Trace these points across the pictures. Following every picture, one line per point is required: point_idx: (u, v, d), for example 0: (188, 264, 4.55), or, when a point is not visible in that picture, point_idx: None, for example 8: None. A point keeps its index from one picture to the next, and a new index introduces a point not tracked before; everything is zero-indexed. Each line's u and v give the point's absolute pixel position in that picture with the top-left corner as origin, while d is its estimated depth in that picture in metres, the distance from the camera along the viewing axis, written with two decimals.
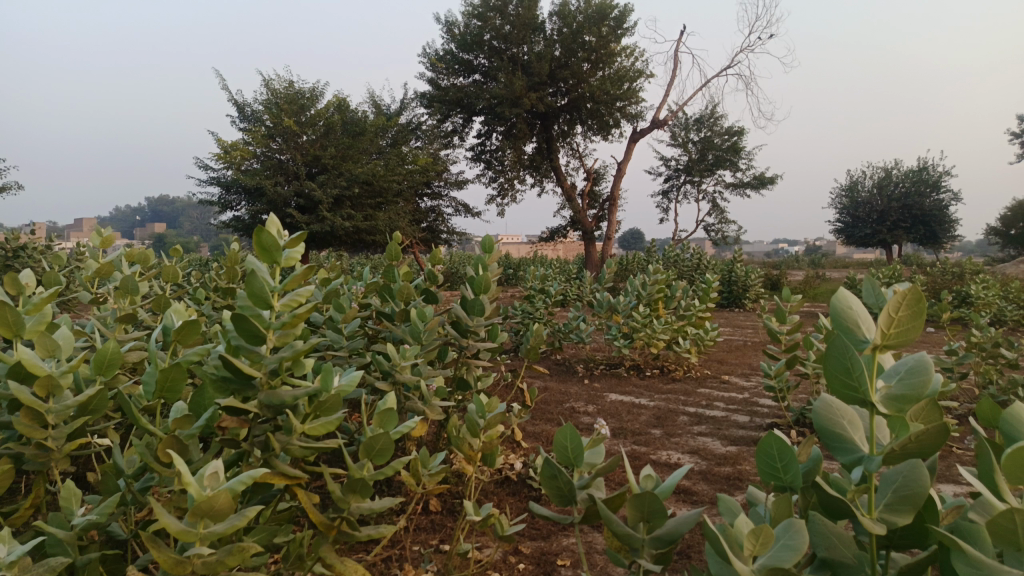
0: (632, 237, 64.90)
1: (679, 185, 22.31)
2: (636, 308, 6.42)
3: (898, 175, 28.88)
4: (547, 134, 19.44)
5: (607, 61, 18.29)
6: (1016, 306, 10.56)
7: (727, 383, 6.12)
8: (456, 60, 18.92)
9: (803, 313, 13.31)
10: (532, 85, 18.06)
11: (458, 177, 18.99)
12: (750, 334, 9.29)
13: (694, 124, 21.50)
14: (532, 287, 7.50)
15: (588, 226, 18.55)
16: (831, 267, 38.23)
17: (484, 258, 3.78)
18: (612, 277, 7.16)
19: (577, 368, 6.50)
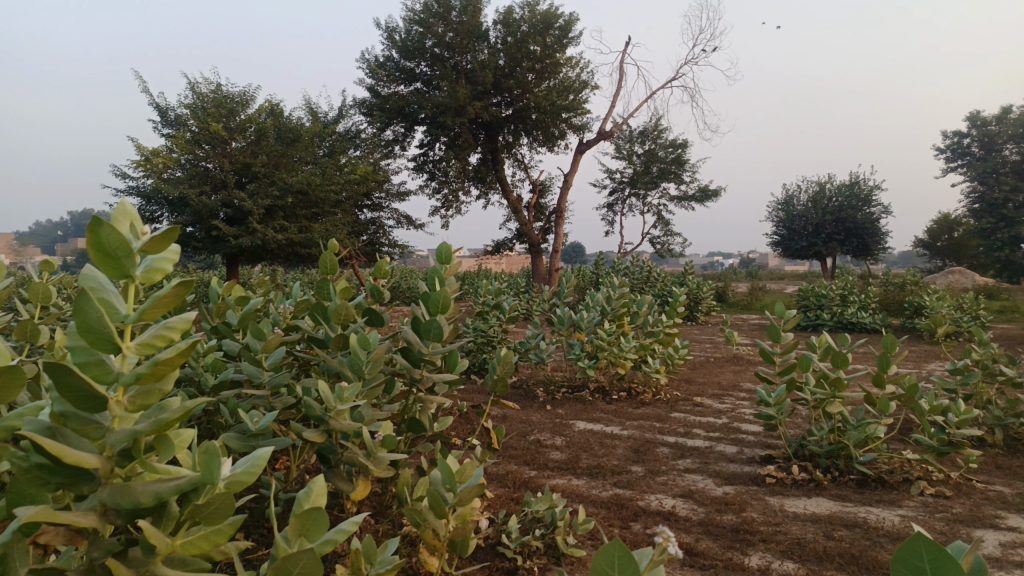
0: (574, 250, 65.04)
1: (623, 198, 21.96)
2: (601, 325, 5.85)
3: (832, 190, 29.33)
4: (492, 144, 18.89)
5: (551, 71, 17.85)
6: (970, 318, 10.43)
7: (701, 406, 5.60)
8: (398, 67, 18.25)
9: (754, 325, 13.06)
10: (476, 94, 17.48)
11: (400, 188, 18.24)
12: (712, 350, 8.85)
13: (638, 136, 21.25)
14: (484, 301, 6.88)
15: (535, 239, 18.03)
16: (769, 278, 38.89)
17: (440, 272, 3.14)
18: (572, 290, 6.60)
19: (537, 392, 5.89)
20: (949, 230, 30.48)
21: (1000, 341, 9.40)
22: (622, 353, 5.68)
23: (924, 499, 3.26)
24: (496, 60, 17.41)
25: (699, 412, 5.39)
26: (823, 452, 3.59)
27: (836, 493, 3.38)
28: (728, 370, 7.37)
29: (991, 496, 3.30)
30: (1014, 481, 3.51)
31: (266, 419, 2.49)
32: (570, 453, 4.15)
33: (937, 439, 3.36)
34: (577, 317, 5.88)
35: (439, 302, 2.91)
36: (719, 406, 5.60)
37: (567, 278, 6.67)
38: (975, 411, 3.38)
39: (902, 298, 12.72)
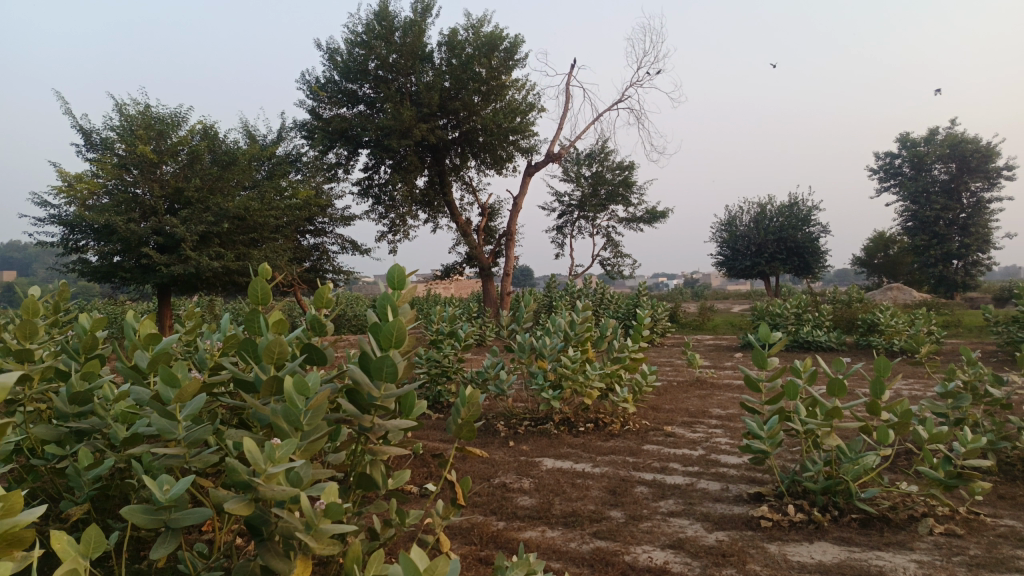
0: (523, 273, 64.93)
1: (572, 220, 21.80)
2: (564, 351, 5.48)
3: (772, 211, 29.86)
4: (439, 167, 18.51)
5: (498, 93, 17.59)
6: (923, 333, 10.43)
7: (673, 436, 5.25)
8: (341, 89, 17.81)
9: (707, 345, 12.89)
10: (421, 116, 17.12)
11: (345, 212, 17.68)
12: (673, 374, 8.54)
13: (585, 159, 21.16)
14: (438, 328, 6.45)
15: (485, 263, 17.64)
16: (714, 297, 39.43)
17: (393, 299, 2.69)
18: (532, 315, 6.21)
19: (497, 426, 5.46)
20: (884, 247, 31.03)
21: (956, 357, 9.35)
22: (587, 381, 5.31)
23: (935, 540, 2.95)
24: (441, 82, 17.09)
25: (672, 443, 5.03)
26: (819, 489, 3.26)
27: (840, 536, 3.04)
28: (694, 395, 7.06)
29: (1005, 533, 3.01)
30: (1023, 514, 3.24)
31: (178, 487, 2.01)
32: (541, 498, 3.74)
33: (944, 472, 3.05)
34: (538, 343, 5.50)
35: (394, 334, 2.47)
36: (692, 435, 5.25)
37: (526, 302, 6.29)
38: (984, 437, 3.09)
39: (854, 315, 12.72)
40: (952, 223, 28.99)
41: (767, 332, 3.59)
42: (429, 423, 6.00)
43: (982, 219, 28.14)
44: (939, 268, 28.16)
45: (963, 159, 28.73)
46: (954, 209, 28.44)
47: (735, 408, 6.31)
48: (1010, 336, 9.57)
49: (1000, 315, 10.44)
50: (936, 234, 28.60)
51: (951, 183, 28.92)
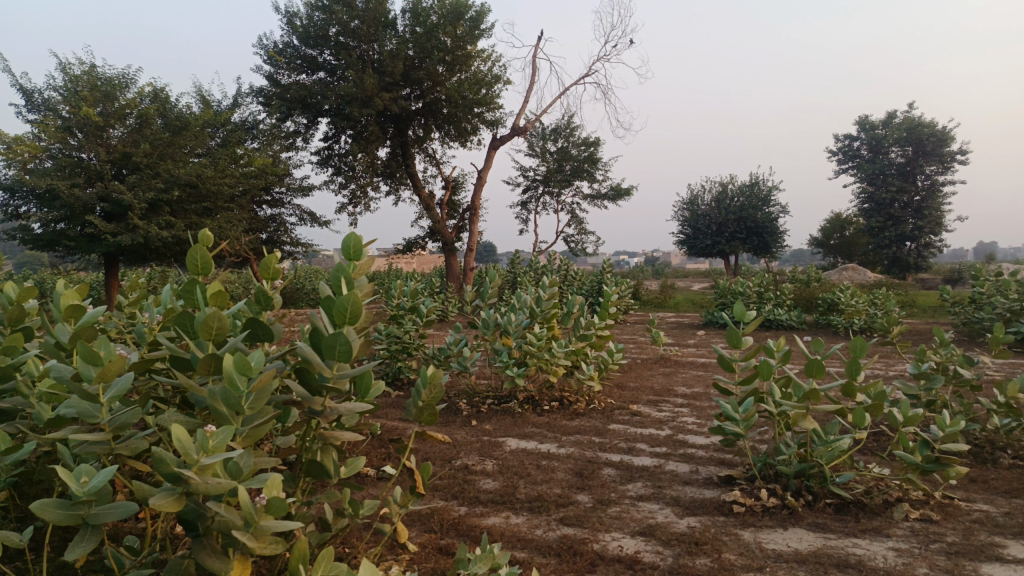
0: (485, 249, 64.55)
1: (537, 196, 21.54)
2: (529, 328, 5.30)
3: (733, 190, 30.05)
4: (401, 139, 18.07)
5: (463, 63, 17.16)
6: (882, 313, 10.54)
7: (639, 415, 5.13)
8: (300, 55, 17.22)
9: (670, 323, 12.88)
10: (384, 85, 16.64)
11: (303, 183, 17.20)
12: (637, 351, 8.44)
13: (551, 134, 20.86)
14: (399, 302, 6.21)
15: (448, 237, 17.34)
16: (674, 275, 39.73)
17: (349, 272, 2.46)
18: (496, 290, 6.01)
19: (459, 404, 5.27)
20: (841, 228, 31.48)
21: (913, 337, 9.44)
22: (553, 360, 5.15)
23: (911, 527, 2.87)
24: (405, 51, 16.61)
25: (638, 422, 4.90)
26: (793, 472, 3.15)
27: (814, 523, 2.95)
28: (658, 373, 6.96)
29: (980, 519, 2.94)
30: (995, 498, 3.19)
31: (98, 480, 1.77)
32: (505, 481, 3.57)
33: (921, 456, 2.96)
34: (503, 319, 5.31)
35: (348, 308, 2.24)
36: (658, 415, 5.13)
37: (490, 277, 6.09)
38: (963, 421, 3.01)
39: (815, 296, 12.81)
40: (907, 206, 29.53)
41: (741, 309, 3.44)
42: (389, 401, 5.78)
43: (936, 202, 28.71)
44: (893, 250, 28.76)
45: (919, 143, 29.21)
46: (909, 191, 28.98)
47: (700, 386, 6.22)
48: (965, 318, 9.70)
49: (954, 296, 10.58)
50: (891, 216, 29.16)
51: (907, 166, 29.43)
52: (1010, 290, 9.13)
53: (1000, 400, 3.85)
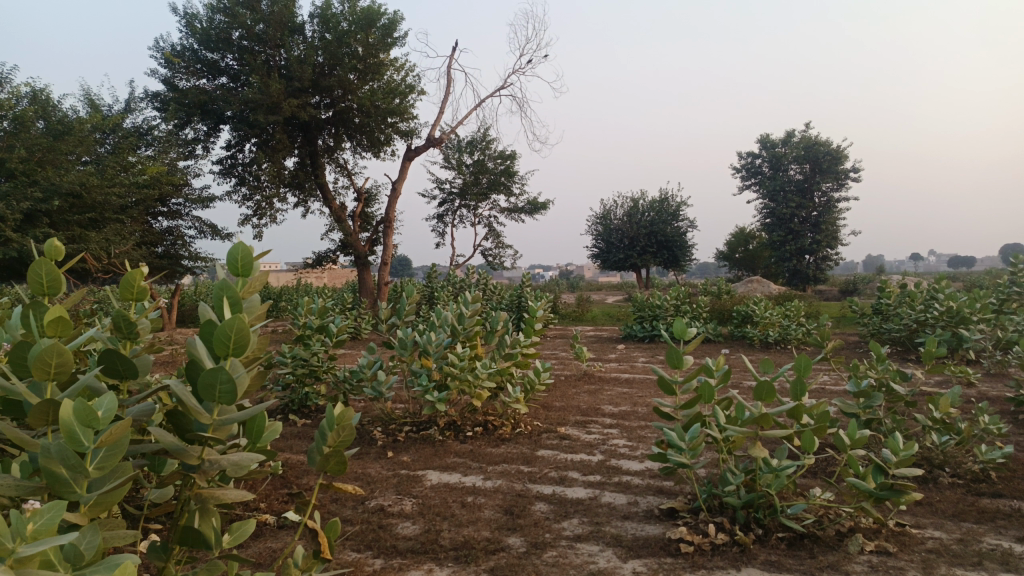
0: (400, 263, 63.43)
1: (453, 209, 21.15)
2: (451, 348, 4.93)
3: (644, 205, 30.62)
4: (310, 148, 17.32)
5: (375, 72, 16.65)
6: (796, 325, 10.70)
7: (568, 438, 4.83)
8: (199, 58, 16.27)
9: (590, 336, 12.74)
10: (291, 92, 15.91)
11: (204, 193, 16.23)
12: (560, 368, 8.15)
13: (467, 146, 20.52)
14: (305, 320, 5.69)
15: (362, 251, 16.75)
16: (589, 288, 40.15)
17: (234, 289, 2.01)
18: (414, 306, 5.58)
19: (374, 433, 4.83)
20: (745, 242, 32.51)
21: (825, 350, 9.57)
22: (477, 381, 4.79)
23: (869, 561, 2.67)
24: (314, 57, 15.95)
25: (567, 446, 4.58)
26: (740, 504, 2.90)
27: (768, 561, 2.70)
28: (584, 391, 6.68)
29: (936, 548, 2.77)
30: (945, 523, 3.04)
31: None
32: (426, 524, 3.17)
33: (874, 484, 2.76)
34: (422, 338, 4.92)
35: (230, 336, 1.79)
36: (588, 437, 4.84)
37: (407, 293, 5.66)
38: (916, 443, 2.85)
39: (729, 309, 12.96)
40: (806, 220, 30.87)
41: (682, 326, 3.18)
42: (294, 431, 5.25)
43: (832, 217, 30.15)
44: (793, 263, 30.02)
45: (816, 161, 30.61)
46: (807, 207, 30.32)
47: (627, 405, 5.98)
48: (873, 328, 9.93)
49: (861, 308, 10.85)
50: (791, 231, 30.44)
51: (805, 183, 30.78)
52: (915, 301, 9.41)
53: (934, 415, 3.77)
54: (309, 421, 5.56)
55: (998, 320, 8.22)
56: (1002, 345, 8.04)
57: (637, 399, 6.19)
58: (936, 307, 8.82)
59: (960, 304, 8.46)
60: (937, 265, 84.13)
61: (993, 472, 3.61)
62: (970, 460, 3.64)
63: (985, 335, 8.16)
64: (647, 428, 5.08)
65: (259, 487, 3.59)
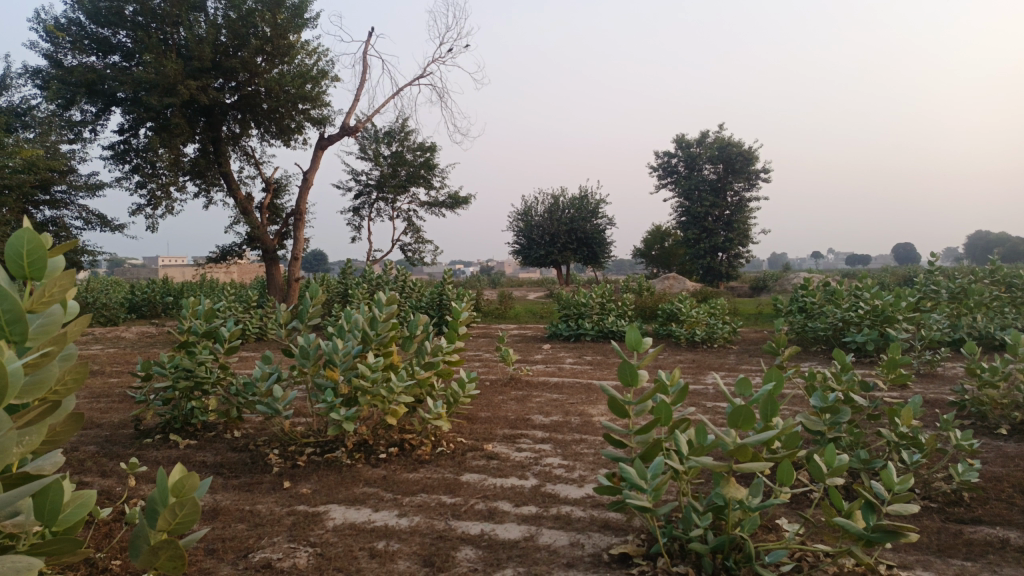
0: (315, 259, 61.28)
1: (369, 202, 20.16)
2: (362, 358, 4.27)
3: (564, 202, 30.35)
4: (213, 134, 16.08)
5: (285, 54, 15.54)
6: (723, 324, 10.47)
7: (496, 456, 4.27)
8: (87, 34, 14.81)
9: (514, 336, 12.20)
10: (190, 72, 14.66)
11: (92, 181, 14.84)
12: (484, 372, 7.56)
13: (384, 136, 19.59)
14: (190, 325, 4.90)
15: (270, 245, 15.73)
16: (510, 284, 39.83)
17: (11, 300, 1.47)
18: (320, 308, 4.88)
19: (271, 458, 4.14)
20: (661, 240, 32.80)
21: (752, 351, 9.37)
22: (392, 396, 4.15)
23: None
24: (218, 36, 14.75)
25: (496, 468, 4.01)
26: (708, 550, 2.41)
27: None
28: (510, 398, 6.11)
29: None
30: (931, 562, 2.65)
31: None
32: None
33: (865, 526, 2.30)
34: (327, 345, 4.24)
35: None
36: (519, 456, 4.28)
37: (311, 294, 4.95)
38: (910, 474, 2.44)
39: (654, 307, 12.70)
40: (720, 219, 31.32)
41: (637, 336, 2.66)
42: (173, 455, 4.47)
43: (744, 216, 30.72)
44: (707, 260, 30.56)
45: (729, 161, 31.09)
46: (721, 206, 30.77)
47: (558, 414, 5.45)
48: (797, 327, 9.79)
49: (784, 306, 10.74)
50: (705, 229, 30.96)
51: (718, 183, 31.21)
52: (840, 300, 9.30)
53: (901, 430, 3.43)
54: (194, 442, 4.77)
55: (921, 319, 8.17)
56: (926, 343, 7.98)
57: (569, 407, 5.69)
58: (861, 306, 8.71)
59: (884, 302, 8.38)
60: (836, 263, 88.47)
61: (966, 493, 3.27)
62: (943, 481, 3.28)
63: (911, 334, 8.10)
64: (583, 443, 4.57)
65: (113, 537, 2.86)
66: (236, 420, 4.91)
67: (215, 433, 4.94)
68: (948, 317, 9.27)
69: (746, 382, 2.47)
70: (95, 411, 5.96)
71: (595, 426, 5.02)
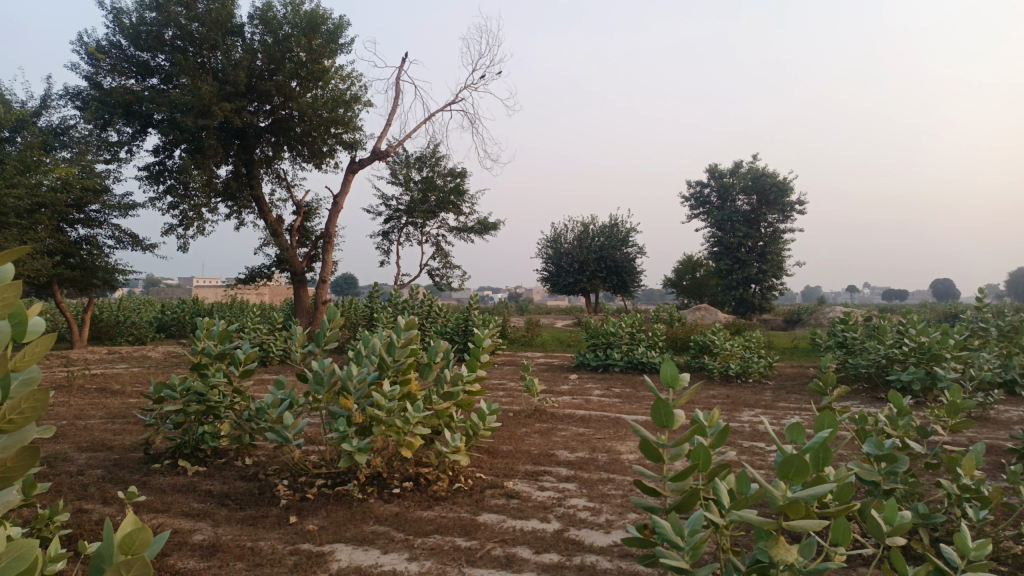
0: (345, 282, 61.69)
1: (399, 227, 20.15)
2: (378, 385, 4.05)
3: (594, 230, 30.10)
4: (246, 156, 16.22)
5: (319, 79, 15.65)
6: (757, 358, 10.07)
7: (517, 495, 4.00)
8: (127, 57, 15.12)
9: (540, 364, 11.92)
10: (225, 95, 14.82)
11: (126, 200, 15.03)
12: (508, 402, 7.30)
13: (415, 162, 19.62)
14: (204, 346, 4.75)
15: (299, 267, 15.75)
16: (538, 311, 39.53)
17: None
18: (337, 332, 4.69)
19: (280, 490, 3.93)
20: (692, 270, 32.31)
21: (788, 387, 8.96)
22: (407, 427, 3.91)
23: None
24: (253, 60, 14.94)
25: (516, 509, 3.74)
26: None
27: None
28: (534, 431, 5.83)
29: None
30: None
31: None
32: None
33: None
34: (341, 372, 4.04)
35: None
36: (541, 496, 4.00)
37: (329, 317, 4.77)
38: (988, 539, 2.12)
39: (686, 338, 12.32)
40: (753, 250, 30.75)
41: (674, 371, 2.39)
42: (179, 482, 4.27)
43: (777, 247, 30.11)
44: (739, 292, 29.96)
45: (763, 192, 30.60)
46: (754, 237, 30.20)
47: (585, 450, 5.15)
48: (837, 363, 9.35)
49: (823, 341, 10.32)
50: (738, 260, 30.39)
51: (752, 214, 30.68)
52: (883, 336, 8.87)
53: (964, 482, 3.09)
54: (203, 469, 4.57)
55: (971, 358, 7.72)
56: (977, 384, 7.52)
57: (596, 443, 5.39)
58: (906, 343, 8.29)
59: (931, 340, 7.95)
60: (871, 298, 86.51)
61: None
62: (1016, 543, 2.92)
63: (960, 374, 7.66)
64: (610, 483, 4.27)
65: None
66: (248, 447, 4.71)
67: (225, 460, 4.75)
68: (999, 356, 8.78)
69: (798, 427, 2.18)
70: (108, 432, 5.82)
71: (623, 465, 4.72)
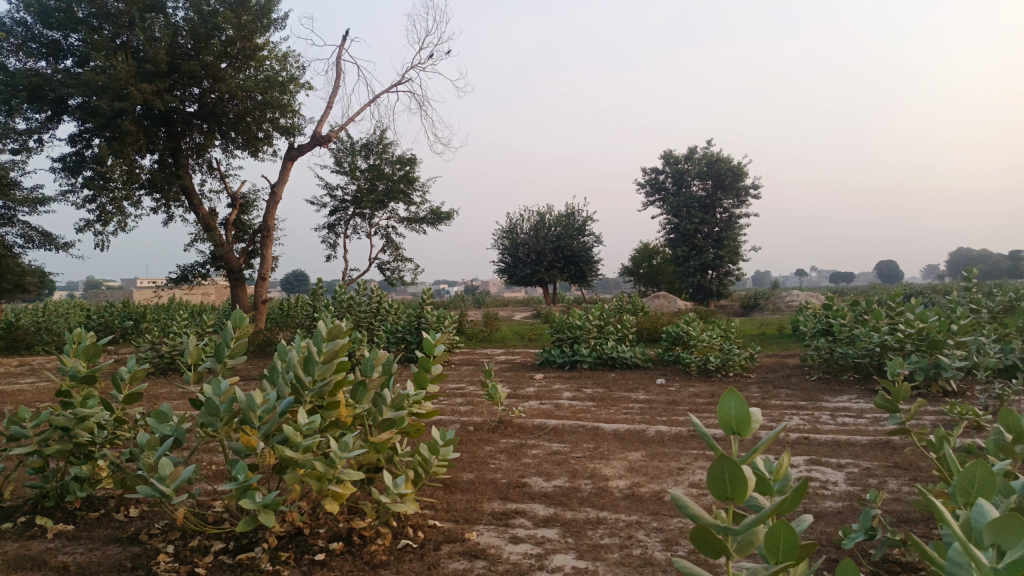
0: (295, 280, 59.60)
1: (346, 218, 18.87)
2: (292, 416, 3.03)
3: (550, 219, 29.09)
4: (173, 145, 14.81)
5: (251, 58, 14.33)
6: (737, 349, 9.24)
7: (482, 553, 3.00)
8: (34, 35, 13.53)
9: (500, 364, 10.88)
10: (146, 76, 13.39)
11: (36, 193, 13.50)
12: (468, 413, 6.30)
13: (361, 149, 18.36)
14: (69, 366, 3.62)
15: (235, 263, 14.47)
16: (495, 304, 38.46)
17: None
18: (246, 343, 3.66)
19: (160, 563, 2.89)
20: (649, 258, 31.69)
21: (774, 382, 8.15)
22: (332, 473, 2.89)
23: None
24: (175, 37, 13.51)
25: None
26: None
27: None
28: (499, 451, 4.85)
29: None
30: None
31: None
32: None
33: None
34: (241, 400, 3.02)
35: None
36: (514, 553, 3.01)
37: (235, 322, 3.70)
38: None
39: (656, 329, 11.39)
40: (709, 236, 30.13)
41: (744, 410, 1.47)
42: (27, 552, 3.17)
43: (733, 233, 29.59)
44: (697, 278, 29.33)
45: (718, 177, 29.98)
46: (710, 223, 29.59)
47: (563, 476, 4.19)
48: (823, 352, 8.59)
49: (805, 329, 9.57)
50: (694, 246, 29.72)
51: (707, 200, 30.03)
52: (875, 322, 8.11)
53: None
54: (68, 528, 3.47)
55: (975, 344, 7.00)
56: (983, 372, 6.81)
57: (576, 465, 4.43)
58: (901, 329, 7.54)
59: (930, 325, 7.23)
60: (820, 282, 88.12)
61: None
62: None
63: (964, 361, 6.96)
64: (602, 527, 3.31)
65: None
66: (130, 496, 3.62)
67: (102, 514, 3.64)
68: (996, 340, 8.13)
69: (995, 517, 1.22)
70: None
71: (614, 497, 3.77)
